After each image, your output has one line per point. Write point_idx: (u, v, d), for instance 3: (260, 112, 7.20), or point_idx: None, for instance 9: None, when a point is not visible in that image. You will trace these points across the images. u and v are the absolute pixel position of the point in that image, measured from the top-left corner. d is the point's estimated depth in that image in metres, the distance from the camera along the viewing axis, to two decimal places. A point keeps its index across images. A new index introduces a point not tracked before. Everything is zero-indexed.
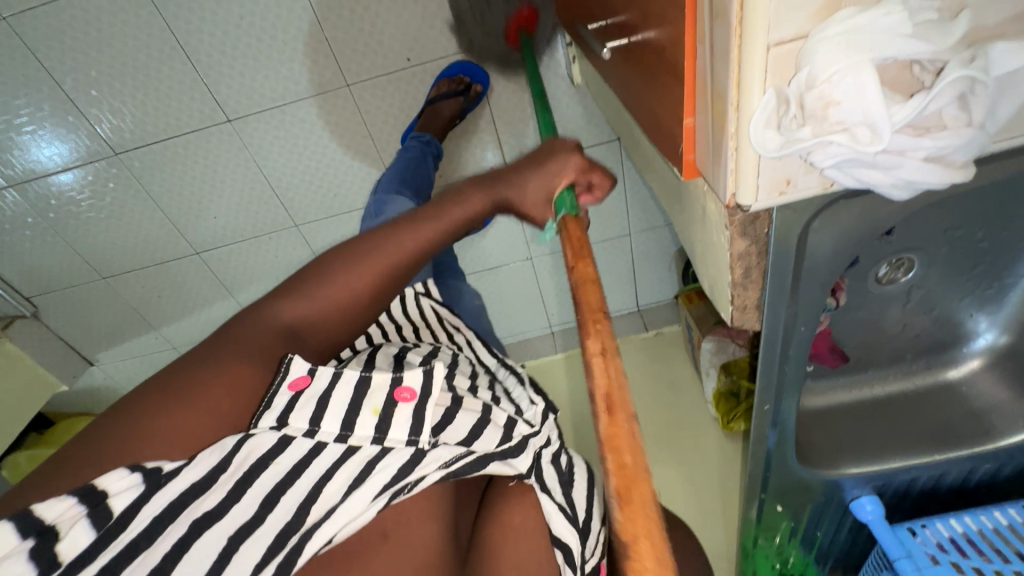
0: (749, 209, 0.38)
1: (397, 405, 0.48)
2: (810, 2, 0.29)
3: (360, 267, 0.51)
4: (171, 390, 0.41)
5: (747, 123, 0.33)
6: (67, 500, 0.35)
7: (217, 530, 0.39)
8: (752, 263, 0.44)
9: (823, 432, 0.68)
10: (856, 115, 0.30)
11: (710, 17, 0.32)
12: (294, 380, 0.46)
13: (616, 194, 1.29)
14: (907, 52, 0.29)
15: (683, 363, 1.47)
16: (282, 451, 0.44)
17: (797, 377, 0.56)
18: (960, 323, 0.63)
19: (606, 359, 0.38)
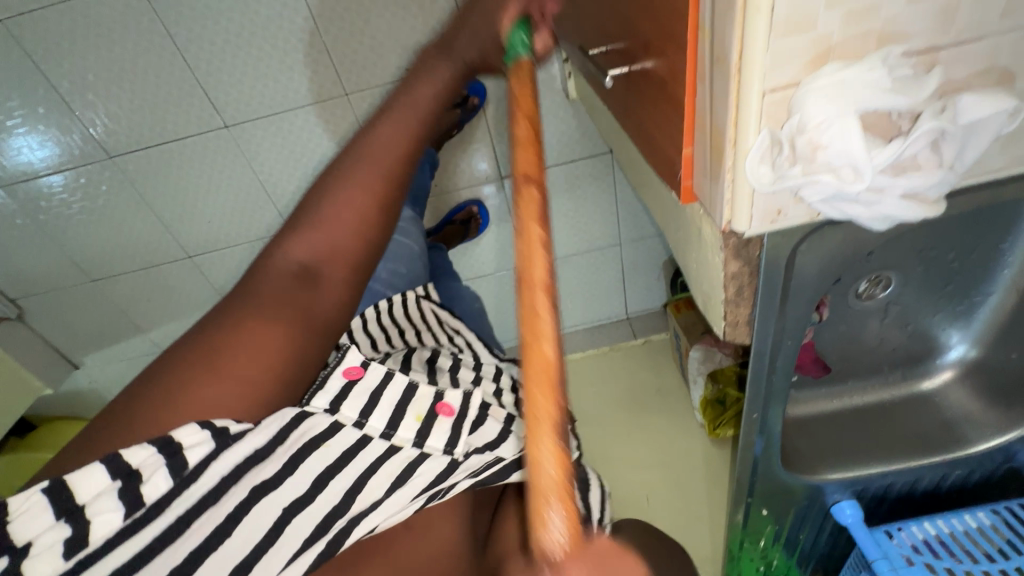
0: (743, 234, 0.40)
1: (438, 417, 0.57)
2: (801, 56, 0.32)
3: (355, 190, 0.50)
4: (208, 339, 0.44)
5: (743, 159, 0.36)
6: (149, 448, 0.38)
7: (273, 500, 0.44)
8: (744, 282, 0.46)
9: (806, 439, 0.71)
10: (842, 157, 0.33)
11: (711, 63, 0.35)
12: (349, 370, 0.55)
13: (607, 205, 1.32)
14: (886, 104, 0.32)
15: (672, 371, 1.50)
16: (332, 435, 0.49)
17: (783, 387, 0.59)
18: (934, 337, 0.67)
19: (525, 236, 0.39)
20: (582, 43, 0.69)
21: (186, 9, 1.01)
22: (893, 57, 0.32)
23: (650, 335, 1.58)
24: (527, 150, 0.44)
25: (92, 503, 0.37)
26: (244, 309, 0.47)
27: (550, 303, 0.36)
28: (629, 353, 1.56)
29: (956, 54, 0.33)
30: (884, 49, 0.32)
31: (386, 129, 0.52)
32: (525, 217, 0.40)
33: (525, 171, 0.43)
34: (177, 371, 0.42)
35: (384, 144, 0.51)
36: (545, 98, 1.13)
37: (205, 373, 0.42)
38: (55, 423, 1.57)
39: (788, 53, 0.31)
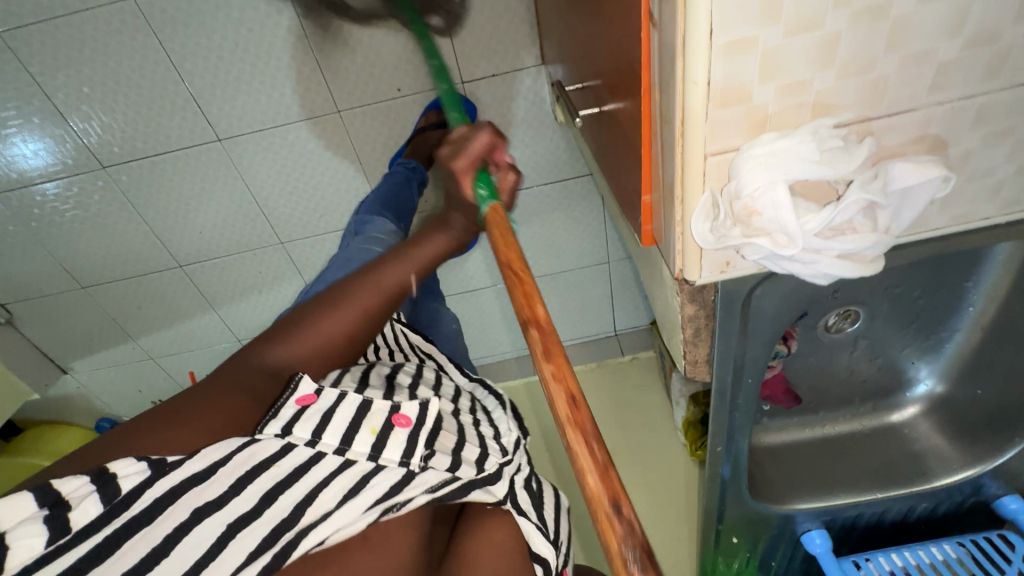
0: (696, 282, 0.42)
1: (394, 428, 0.56)
2: (742, 124, 0.34)
3: (339, 320, 0.57)
4: (167, 412, 0.48)
5: (689, 216, 0.38)
6: (82, 478, 0.41)
7: (216, 519, 0.45)
8: (701, 324, 0.48)
9: (777, 467, 0.72)
10: (775, 224, 0.35)
11: (661, 123, 0.37)
12: (301, 397, 0.53)
13: (596, 223, 1.34)
14: (817, 174, 0.34)
15: (657, 389, 1.53)
16: (284, 455, 0.50)
17: (746, 421, 0.60)
18: (902, 370, 0.68)
19: (572, 395, 0.49)
20: (564, 77, 0.71)
21: (181, 26, 1.02)
22: (825, 130, 0.35)
23: (637, 352, 1.61)
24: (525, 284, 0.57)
25: (14, 529, 0.38)
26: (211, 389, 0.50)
27: (584, 440, 0.47)
28: (614, 370, 1.59)
29: (885, 125, 0.36)
30: (819, 120, 0.35)
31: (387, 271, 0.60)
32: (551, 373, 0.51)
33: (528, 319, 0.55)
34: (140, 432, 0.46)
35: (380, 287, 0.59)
36: (535, 120, 1.15)
37: (165, 424, 0.46)
38: (45, 428, 1.58)
39: (727, 122, 0.34)
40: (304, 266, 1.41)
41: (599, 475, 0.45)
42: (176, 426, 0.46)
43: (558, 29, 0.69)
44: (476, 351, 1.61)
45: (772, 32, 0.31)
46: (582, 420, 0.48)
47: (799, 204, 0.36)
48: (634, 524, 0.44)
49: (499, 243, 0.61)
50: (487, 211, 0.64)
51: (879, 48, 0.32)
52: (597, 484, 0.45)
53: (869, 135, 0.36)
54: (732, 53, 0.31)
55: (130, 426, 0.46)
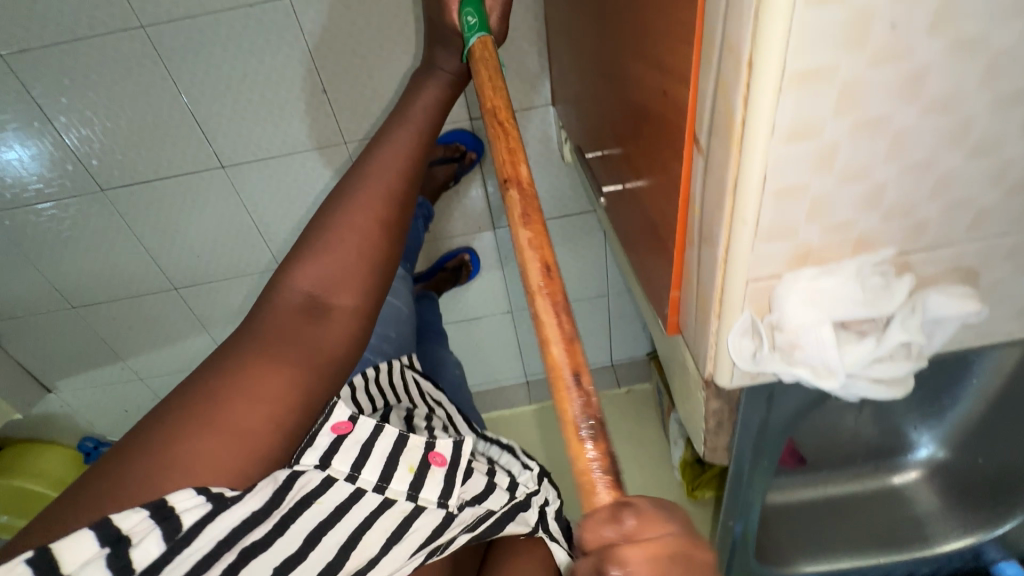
0: (725, 385, 0.43)
1: (431, 467, 0.58)
2: (784, 258, 0.36)
3: (360, 203, 0.52)
4: (197, 402, 0.42)
5: (726, 333, 0.39)
6: (141, 512, 0.38)
7: (263, 561, 0.45)
8: (724, 417, 0.48)
9: (781, 527, 0.72)
10: (817, 358, 0.37)
11: (700, 239, 0.39)
12: (337, 424, 0.53)
13: (597, 258, 1.34)
14: (859, 313, 0.36)
15: (652, 424, 1.53)
16: (324, 492, 0.51)
17: (759, 494, 0.63)
18: (904, 435, 0.69)
19: (540, 246, 0.44)
20: (579, 139, 0.72)
21: (190, 55, 1.01)
22: (866, 267, 0.37)
23: (632, 385, 1.61)
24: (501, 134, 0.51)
25: (79, 570, 0.36)
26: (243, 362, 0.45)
27: (553, 304, 0.41)
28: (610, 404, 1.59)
29: (921, 258, 0.38)
30: (859, 257, 0.37)
31: (392, 150, 0.56)
32: (531, 229, 0.45)
33: (516, 173, 0.49)
34: (175, 442, 0.40)
35: (386, 160, 0.55)
36: (541, 158, 1.15)
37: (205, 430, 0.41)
38: (27, 447, 1.55)
39: (769, 255, 0.36)
40: None
41: (564, 345, 0.40)
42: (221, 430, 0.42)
43: (576, 92, 0.69)
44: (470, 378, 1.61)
45: (819, 182, 0.33)
46: (556, 284, 0.42)
47: (840, 334, 0.37)
48: (594, 398, 0.38)
49: (486, 89, 0.56)
50: (475, 44, 0.60)
51: (921, 195, 0.35)
52: (563, 353, 0.39)
53: (907, 268, 0.38)
54: (782, 197, 0.33)
55: (160, 419, 0.41)
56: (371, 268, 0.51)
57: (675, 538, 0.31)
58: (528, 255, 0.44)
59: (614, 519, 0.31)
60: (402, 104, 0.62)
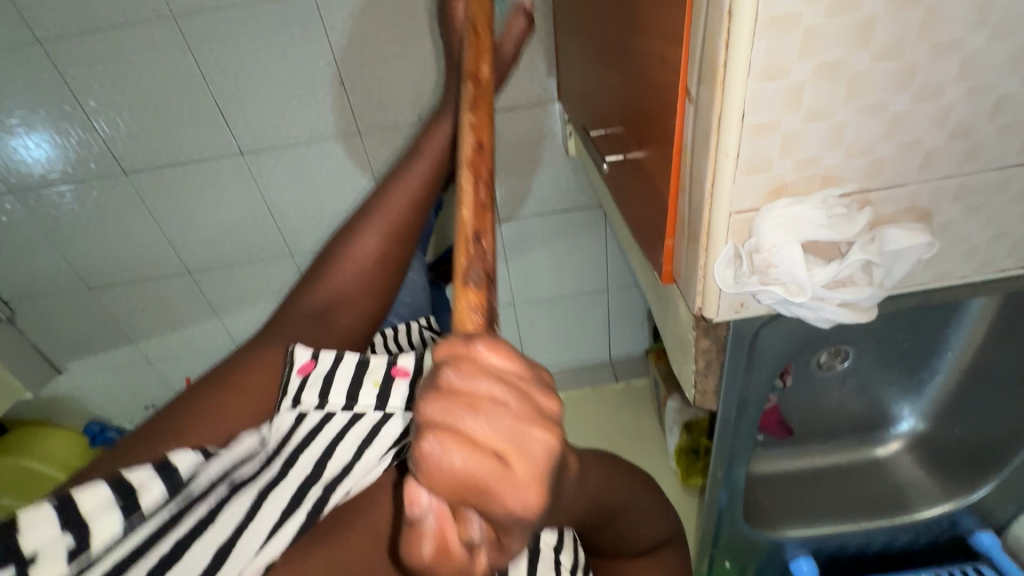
0: (713, 319, 0.49)
1: (395, 377, 0.56)
2: (761, 190, 0.41)
3: (364, 240, 0.74)
4: (217, 373, 0.59)
5: (712, 263, 0.45)
6: (146, 467, 0.46)
7: (246, 490, 0.48)
8: (712, 357, 0.54)
9: (770, 494, 0.76)
10: (790, 276, 0.43)
11: (690, 180, 0.44)
12: (302, 367, 0.58)
13: (598, 252, 1.39)
14: (825, 236, 0.42)
15: (650, 417, 1.56)
16: (298, 424, 0.54)
17: (746, 450, 0.66)
18: (886, 408, 0.73)
19: (481, 150, 0.53)
20: (585, 123, 0.77)
21: (217, 45, 1.07)
22: (832, 199, 0.42)
23: (631, 380, 1.65)
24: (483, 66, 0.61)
25: (96, 516, 0.43)
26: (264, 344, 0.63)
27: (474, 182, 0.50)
28: (608, 398, 1.63)
29: (881, 197, 0.43)
30: (827, 189, 0.42)
31: (395, 194, 0.77)
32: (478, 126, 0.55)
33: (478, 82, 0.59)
34: (192, 406, 0.55)
35: (391, 204, 0.76)
36: (546, 152, 1.21)
37: (227, 391, 0.57)
38: (33, 428, 1.57)
39: (749, 187, 0.41)
40: None
41: (474, 212, 0.48)
42: (237, 390, 0.57)
43: (581, 79, 0.75)
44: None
45: (791, 119, 0.38)
46: (480, 169, 0.51)
47: (808, 257, 0.43)
48: (484, 260, 0.44)
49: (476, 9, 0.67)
50: None
51: (877, 135, 0.40)
52: (470, 216, 0.47)
53: (868, 205, 0.43)
54: (758, 132, 0.39)
55: (192, 391, 0.57)
56: (366, 290, 0.73)
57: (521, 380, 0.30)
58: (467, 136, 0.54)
59: (468, 344, 0.30)
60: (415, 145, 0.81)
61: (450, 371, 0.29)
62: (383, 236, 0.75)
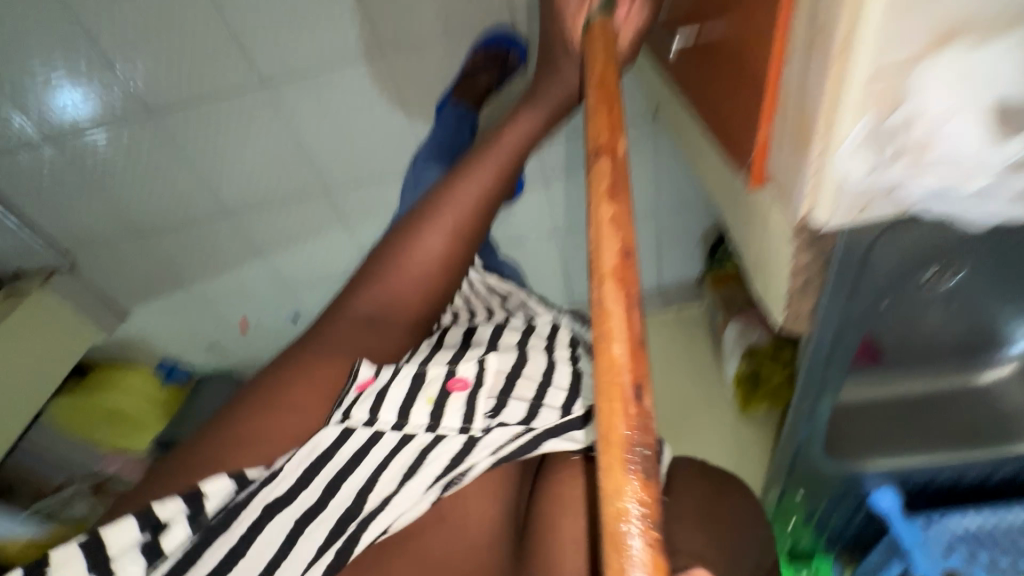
0: (822, 225, 0.47)
1: (452, 393, 0.54)
2: (922, 44, 0.37)
3: (428, 243, 0.62)
4: (268, 390, 0.52)
5: (838, 147, 0.42)
6: (175, 501, 0.43)
7: (286, 514, 0.45)
8: (811, 276, 0.52)
9: (850, 427, 0.70)
10: (950, 149, 0.41)
11: (814, 44, 0.41)
12: (362, 382, 0.53)
13: (648, 172, 1.28)
14: (1003, 97, 0.39)
15: (702, 345, 1.50)
16: (344, 442, 0.49)
17: (837, 380, 0.62)
18: (996, 329, 0.64)
19: (614, 221, 0.42)
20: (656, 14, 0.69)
21: None
22: None
23: (682, 307, 1.57)
24: (604, 96, 0.50)
25: (121, 555, 0.41)
26: (324, 348, 0.56)
27: (622, 295, 0.38)
28: (660, 326, 1.56)
29: None
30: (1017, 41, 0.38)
31: (465, 193, 0.63)
32: (602, 185, 0.44)
33: (603, 142, 0.46)
34: (241, 425, 0.49)
35: (461, 204, 0.63)
36: None
37: (279, 410, 0.50)
38: (107, 368, 1.65)
39: (906, 42, 0.37)
40: (349, 216, 1.40)
41: (628, 352, 0.36)
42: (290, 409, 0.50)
43: None
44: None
45: None
46: (627, 275, 0.39)
47: (980, 131, 0.41)
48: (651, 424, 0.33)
49: (596, 38, 0.56)
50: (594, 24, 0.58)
51: None
52: (624, 354, 0.36)
53: None
54: None
55: (244, 401, 0.51)
56: (422, 307, 0.63)
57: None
58: (605, 234, 0.41)
59: None
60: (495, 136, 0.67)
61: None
62: (453, 233, 0.63)
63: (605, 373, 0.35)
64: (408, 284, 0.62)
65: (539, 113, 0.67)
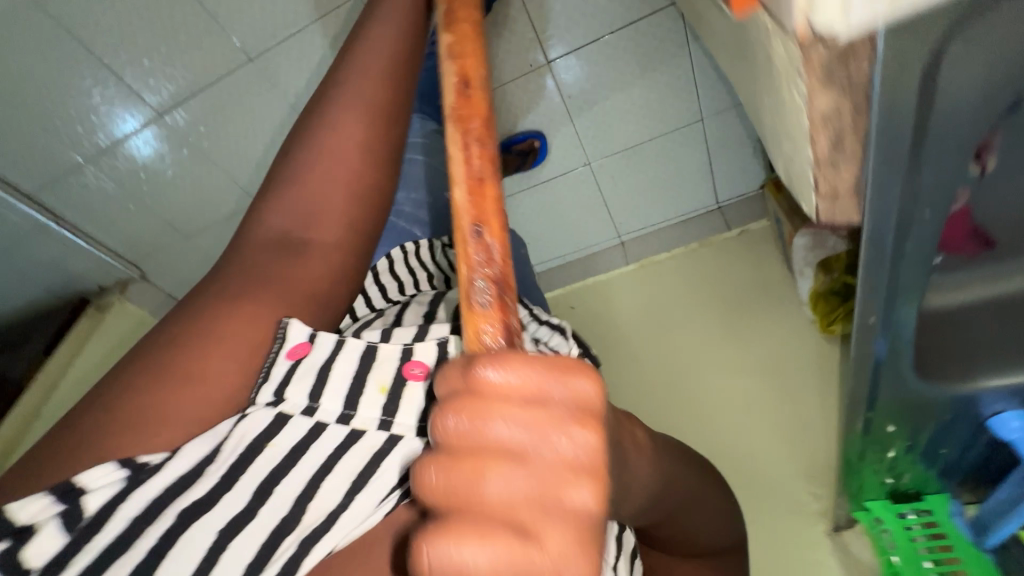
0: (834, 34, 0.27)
1: (408, 382, 0.56)
2: None
3: (331, 167, 0.71)
4: (168, 351, 0.57)
5: None
6: (41, 501, 0.45)
7: (207, 524, 0.48)
8: (846, 129, 0.33)
9: (950, 333, 0.55)
10: None
11: None
12: (293, 349, 0.58)
13: (676, 70, 1.17)
14: None
15: (772, 261, 1.31)
16: (277, 434, 0.53)
17: (918, 280, 0.48)
18: None
19: (466, 136, 0.50)
20: None
21: None
22: None
23: (746, 224, 1.38)
24: (467, 43, 0.56)
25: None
26: (220, 308, 0.61)
27: (469, 196, 0.48)
28: (721, 250, 1.38)
29: None
30: None
31: (355, 114, 0.73)
32: (465, 100, 0.52)
33: (463, 62, 0.55)
34: (142, 399, 0.53)
35: (352, 129, 0.73)
36: None
37: (185, 382, 0.55)
38: None
39: None
40: None
41: (473, 242, 0.46)
42: (199, 381, 0.55)
43: None
44: (543, 253, 1.54)
45: None
46: (477, 176, 0.48)
47: None
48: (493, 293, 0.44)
49: None
50: None
51: None
52: (470, 240, 0.46)
53: None
54: None
55: (127, 385, 0.54)
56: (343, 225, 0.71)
57: (528, 399, 0.33)
58: (457, 139, 0.51)
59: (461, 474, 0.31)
60: (365, 61, 0.78)
61: (450, 415, 0.33)
62: (364, 161, 0.73)
63: (460, 256, 0.46)
64: (310, 246, 0.69)
65: (380, 80, 0.76)
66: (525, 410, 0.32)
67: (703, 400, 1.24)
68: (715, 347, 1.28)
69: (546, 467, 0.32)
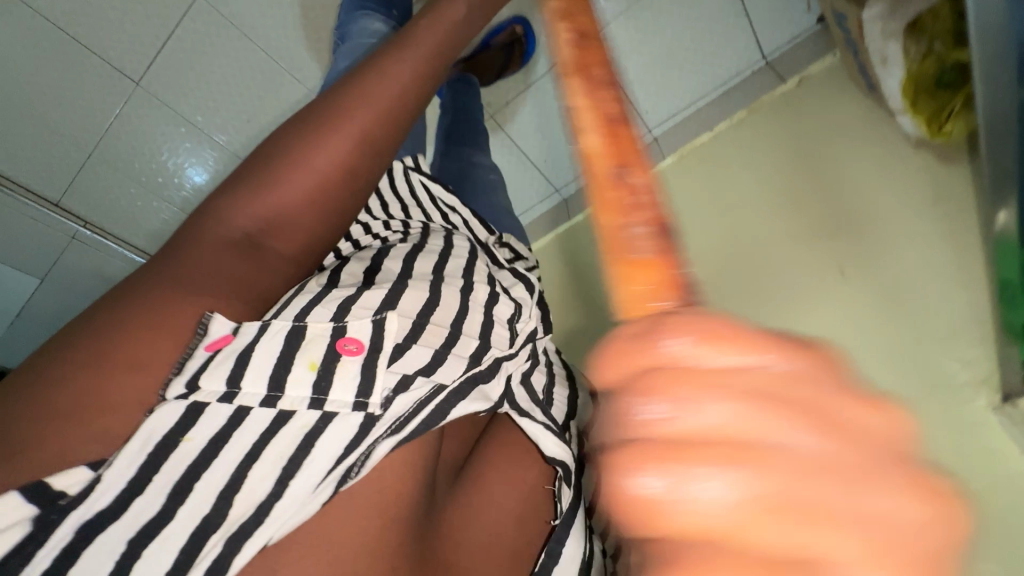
0: None
1: (341, 359, 0.53)
2: None
3: (335, 142, 0.58)
4: (77, 360, 0.44)
5: None
6: None
7: (116, 530, 0.42)
8: None
9: None
10: None
11: None
12: (213, 341, 0.49)
13: None
14: None
15: (849, 101, 1.02)
16: (191, 427, 0.46)
17: None
18: None
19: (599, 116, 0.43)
20: None
21: None
22: None
23: (806, 70, 1.10)
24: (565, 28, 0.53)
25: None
26: (145, 305, 0.48)
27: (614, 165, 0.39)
28: (774, 110, 1.13)
29: None
30: None
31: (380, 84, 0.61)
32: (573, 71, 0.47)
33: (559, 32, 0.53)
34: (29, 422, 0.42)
35: (370, 99, 0.60)
36: None
37: (111, 381, 0.44)
38: None
39: None
40: None
41: (632, 212, 0.36)
42: (122, 378, 0.45)
43: None
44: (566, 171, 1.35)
45: None
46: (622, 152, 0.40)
47: None
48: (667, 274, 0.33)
49: None
50: None
51: None
52: (622, 212, 0.36)
53: None
54: None
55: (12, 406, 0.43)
56: (322, 212, 0.58)
57: (751, 372, 0.26)
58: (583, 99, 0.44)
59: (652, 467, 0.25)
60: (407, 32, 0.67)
61: (648, 399, 0.26)
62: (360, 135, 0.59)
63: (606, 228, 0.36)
64: (269, 248, 0.56)
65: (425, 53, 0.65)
66: (758, 397, 0.25)
67: (771, 291, 1.02)
68: (783, 219, 1.04)
69: (810, 468, 0.24)
